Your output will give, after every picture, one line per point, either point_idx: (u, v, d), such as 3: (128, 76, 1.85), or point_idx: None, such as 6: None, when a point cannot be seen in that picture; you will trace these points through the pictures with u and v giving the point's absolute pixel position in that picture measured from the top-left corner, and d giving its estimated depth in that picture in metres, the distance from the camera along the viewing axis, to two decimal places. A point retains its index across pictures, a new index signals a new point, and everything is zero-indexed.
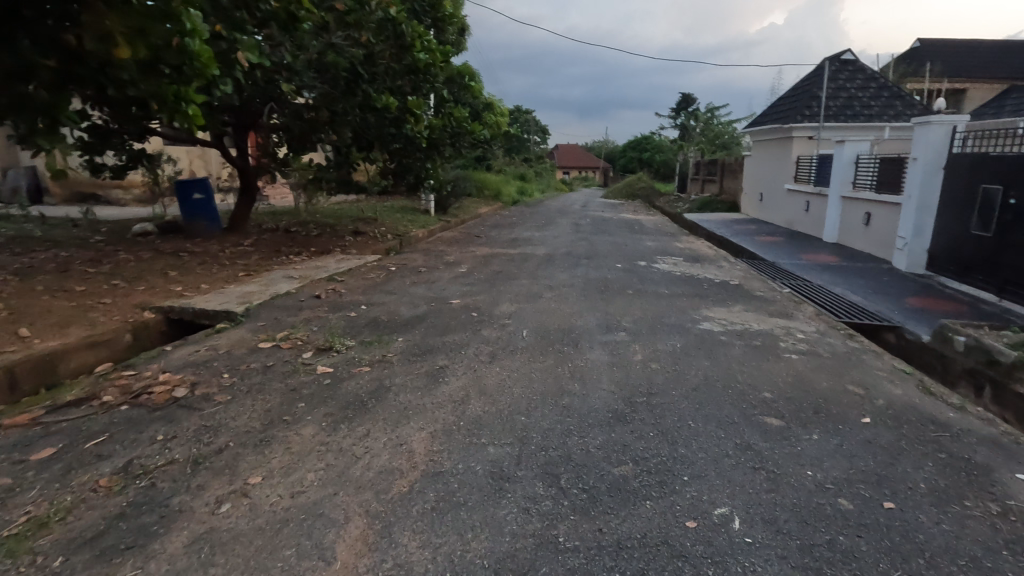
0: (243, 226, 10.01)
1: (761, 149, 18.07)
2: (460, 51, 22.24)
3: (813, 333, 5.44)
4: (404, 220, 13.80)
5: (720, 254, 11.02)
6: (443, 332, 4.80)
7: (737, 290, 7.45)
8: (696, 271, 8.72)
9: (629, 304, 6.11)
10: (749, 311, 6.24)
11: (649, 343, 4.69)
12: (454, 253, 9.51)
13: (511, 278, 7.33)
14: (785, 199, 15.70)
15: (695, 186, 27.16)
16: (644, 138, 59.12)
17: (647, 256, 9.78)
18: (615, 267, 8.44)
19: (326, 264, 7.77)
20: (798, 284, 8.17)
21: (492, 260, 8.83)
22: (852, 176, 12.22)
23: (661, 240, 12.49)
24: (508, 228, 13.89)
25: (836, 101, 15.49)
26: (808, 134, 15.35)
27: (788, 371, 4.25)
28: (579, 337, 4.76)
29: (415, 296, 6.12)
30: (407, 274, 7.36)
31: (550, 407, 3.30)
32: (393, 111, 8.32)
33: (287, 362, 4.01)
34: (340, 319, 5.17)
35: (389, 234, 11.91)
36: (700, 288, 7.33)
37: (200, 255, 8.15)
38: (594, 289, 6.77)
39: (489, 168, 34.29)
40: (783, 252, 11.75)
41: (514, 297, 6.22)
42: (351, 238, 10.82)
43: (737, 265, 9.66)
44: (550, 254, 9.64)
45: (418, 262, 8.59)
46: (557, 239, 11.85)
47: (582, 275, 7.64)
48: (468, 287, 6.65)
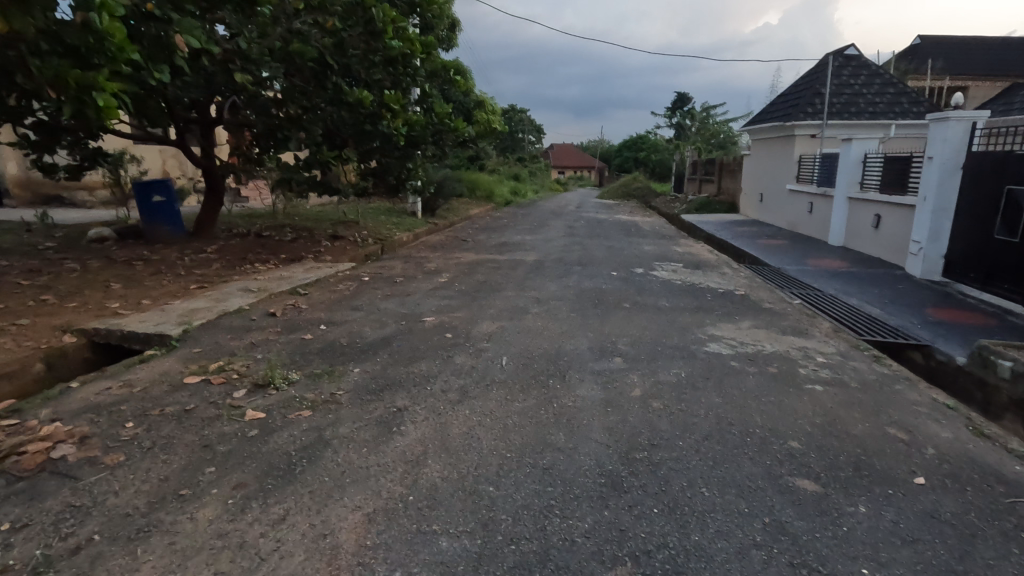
0: (209, 231, 9.31)
1: (761, 148, 17.44)
2: (450, 47, 21.57)
3: (834, 356, 4.78)
4: (388, 223, 13.09)
5: (722, 259, 10.36)
6: (409, 360, 4.10)
7: (744, 302, 6.79)
8: (698, 280, 8.05)
9: (626, 321, 5.45)
10: (760, 328, 5.58)
11: (649, 373, 4.01)
12: (436, 259, 8.81)
13: (495, 289, 6.64)
14: (788, 199, 15.07)
15: (692, 186, 26.56)
16: (639, 137, 58.56)
17: (644, 263, 9.11)
18: (609, 275, 7.77)
19: (293, 274, 7.06)
20: (808, 293, 7.52)
21: (477, 267, 8.15)
22: (860, 176, 11.59)
23: (659, 244, 11.84)
24: (498, 231, 13.21)
25: (841, 97, 14.86)
26: (811, 133, 14.71)
27: (815, 410, 3.57)
28: (567, 365, 4.08)
29: (384, 313, 5.42)
30: (380, 286, 6.67)
31: (526, 471, 2.61)
32: (367, 106, 7.67)
33: (211, 404, 3.30)
34: (291, 343, 4.46)
35: (371, 238, 11.21)
36: (704, 300, 6.67)
37: (155, 264, 7.43)
38: (586, 303, 6.11)
39: (482, 168, 33.64)
40: (787, 256, 11.13)
41: (497, 313, 5.54)
42: (328, 243, 10.13)
43: (741, 272, 9.02)
44: (540, 260, 8.96)
45: (396, 270, 7.90)
46: (549, 243, 11.17)
47: (574, 285, 6.97)
48: (446, 301, 5.97)
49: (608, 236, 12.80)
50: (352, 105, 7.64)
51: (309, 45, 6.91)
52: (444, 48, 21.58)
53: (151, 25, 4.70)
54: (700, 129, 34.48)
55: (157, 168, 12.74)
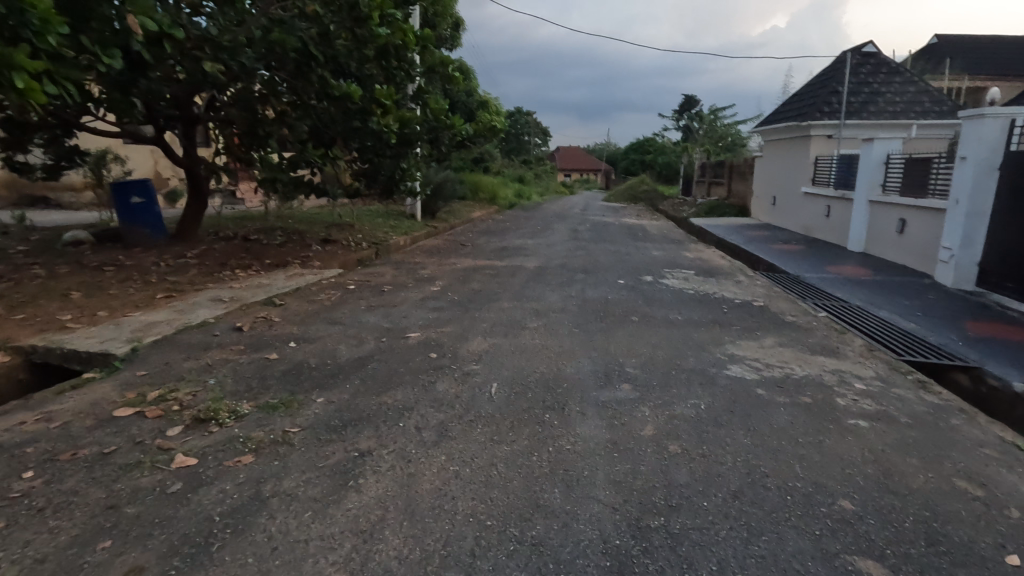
0: (192, 234, 8.81)
1: (774, 150, 16.79)
2: (453, 46, 21.10)
3: (874, 381, 4.18)
4: (385, 227, 12.57)
5: (736, 266, 9.75)
6: (382, 387, 3.54)
7: (764, 315, 6.17)
8: (712, 289, 7.46)
9: (637, 338, 4.85)
10: (786, 346, 4.97)
11: (662, 405, 3.43)
12: (431, 265, 8.27)
13: (490, 299, 6.08)
14: (802, 203, 14.42)
15: (701, 188, 25.93)
16: (646, 140, 57.92)
17: (653, 270, 8.52)
18: (617, 284, 7.19)
19: (273, 282, 6.53)
20: (833, 305, 6.90)
21: (473, 275, 7.60)
22: (883, 178, 10.92)
23: (668, 249, 11.23)
24: (499, 235, 12.66)
25: (859, 96, 14.21)
26: (828, 133, 14.05)
27: (864, 455, 2.96)
28: (566, 395, 3.50)
29: (364, 328, 4.85)
30: (366, 295, 6.13)
31: (509, 549, 2.03)
32: (356, 100, 7.16)
33: (137, 446, 2.75)
34: (251, 364, 3.91)
35: (364, 242, 10.69)
36: (720, 313, 6.07)
37: (128, 270, 6.93)
38: (591, 315, 5.54)
39: (486, 170, 33.18)
40: (804, 262, 10.50)
41: (490, 327, 4.97)
42: (319, 247, 9.62)
43: (758, 280, 8.43)
44: (542, 266, 8.40)
45: (386, 276, 7.36)
46: (551, 247, 10.61)
47: (577, 296, 6.40)
48: (435, 314, 5.40)
49: (615, 241, 12.21)
50: (340, 99, 7.13)
51: (292, 34, 6.39)
52: (447, 47, 21.09)
53: (102, 5, 4.19)
54: (709, 132, 33.85)
55: (151, 166, 12.26)
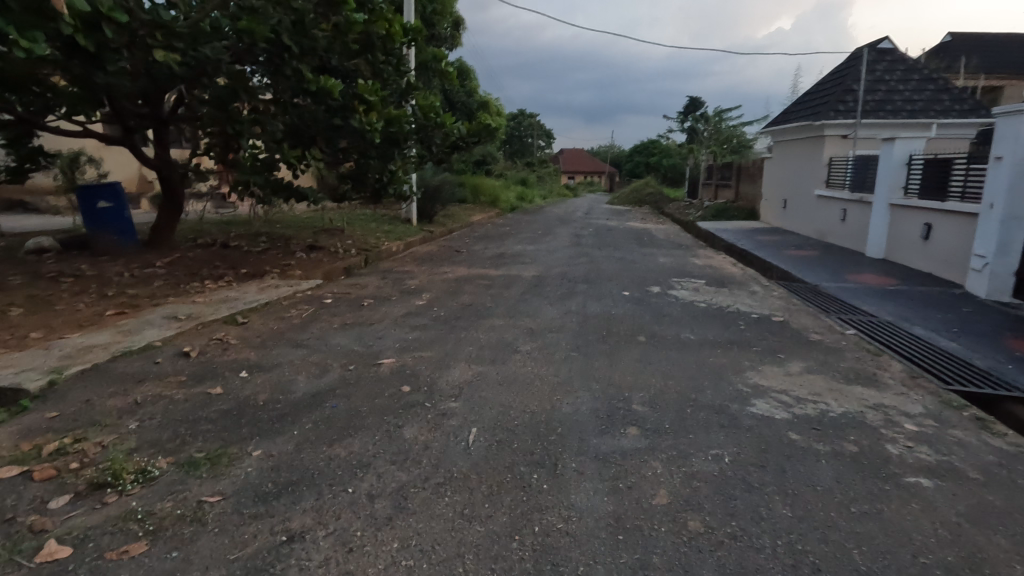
0: (167, 241, 8.24)
1: (785, 151, 16.12)
2: (453, 46, 20.56)
3: (927, 420, 3.52)
4: (377, 232, 11.98)
5: (749, 275, 9.10)
6: (337, 434, 2.93)
7: (787, 333, 5.53)
8: (725, 301, 6.82)
9: (644, 364, 4.23)
10: (817, 373, 4.32)
11: (676, 459, 2.80)
12: (420, 275, 7.65)
13: (480, 315, 5.46)
14: (816, 206, 13.76)
15: (707, 191, 25.26)
16: (651, 142, 57.27)
17: (661, 280, 7.89)
18: (621, 297, 6.56)
19: (242, 296, 5.93)
20: (861, 320, 6.24)
21: (464, 286, 6.99)
22: (905, 180, 10.25)
23: (676, 256, 10.60)
24: (496, 240, 12.03)
25: (875, 94, 13.54)
26: (843, 133, 13.38)
27: (937, 534, 2.31)
28: (560, 446, 2.87)
29: (332, 352, 4.24)
30: (343, 311, 5.53)
31: None
32: (336, 96, 6.58)
33: (3, 526, 2.13)
34: (187, 401, 3.30)
35: (353, 248, 10.11)
36: (737, 331, 5.43)
37: (86, 282, 6.35)
38: (593, 335, 4.92)
39: (488, 173, 32.66)
40: (821, 270, 9.85)
41: (477, 351, 4.36)
42: (303, 254, 9.03)
43: (775, 291, 7.78)
44: (540, 276, 7.77)
45: (369, 287, 6.76)
46: (552, 254, 9.98)
47: (578, 310, 5.77)
48: (417, 334, 4.79)
49: (620, 247, 11.59)
50: (318, 96, 6.54)
51: (263, 23, 5.81)
52: (447, 47, 20.54)
53: None
54: (715, 133, 33.17)
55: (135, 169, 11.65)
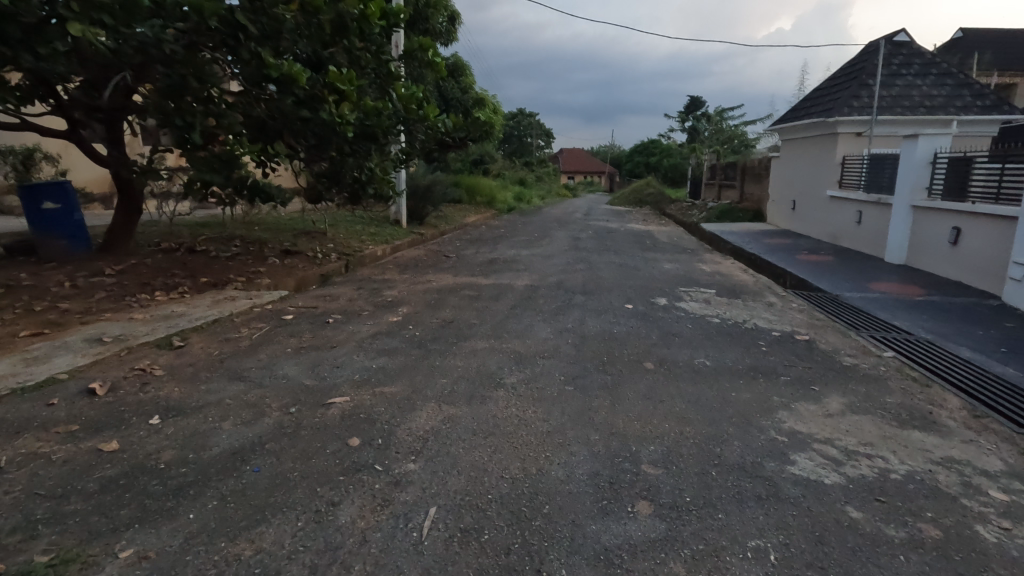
0: (123, 246, 7.49)
1: (793, 150, 15.37)
2: (450, 41, 19.82)
3: (1014, 484, 2.78)
4: (362, 235, 11.25)
5: (762, 283, 8.36)
6: (250, 520, 2.18)
7: (815, 357, 4.79)
8: (739, 316, 6.09)
9: (653, 402, 3.48)
10: (861, 412, 3.58)
11: (705, 559, 2.06)
12: (401, 285, 6.92)
13: (461, 335, 4.72)
14: (828, 208, 13.01)
15: (710, 192, 24.53)
16: (651, 142, 56.55)
17: (667, 289, 7.15)
18: (623, 312, 5.83)
19: (190, 311, 5.18)
20: (896, 338, 5.50)
21: (448, 297, 6.25)
22: (930, 181, 9.52)
23: (681, 262, 9.86)
24: (489, 244, 11.30)
25: (892, 90, 12.80)
26: (857, 130, 12.64)
27: None
28: (545, 539, 2.11)
29: (275, 387, 3.50)
30: (302, 329, 4.79)
31: None
32: (304, 84, 5.82)
33: None
34: (66, 463, 2.55)
35: (332, 253, 9.38)
36: (758, 354, 4.70)
37: (17, 293, 5.59)
38: (591, 362, 4.18)
39: (485, 172, 31.94)
40: (839, 278, 9.10)
41: (450, 384, 3.61)
42: (275, 261, 8.29)
43: (793, 302, 7.04)
44: (533, 285, 7.04)
45: (340, 299, 6.02)
46: (548, 260, 9.25)
47: (574, 329, 5.03)
48: (383, 360, 4.05)
49: (621, 251, 10.85)
50: (284, 84, 5.80)
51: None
52: (442, 42, 19.78)
53: None
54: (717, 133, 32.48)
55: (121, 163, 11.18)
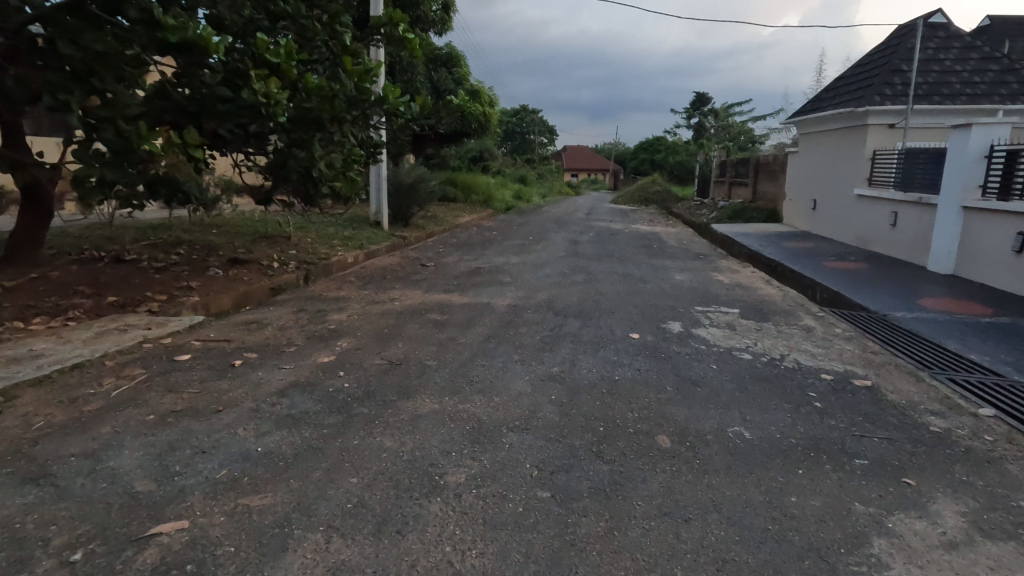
0: (28, 254, 6.25)
1: (813, 144, 14.01)
2: (444, 29, 18.50)
3: None
4: (333, 239, 10.00)
5: (790, 299, 7.08)
6: None
7: (889, 419, 3.49)
8: (773, 349, 4.82)
9: (671, 525, 2.21)
10: (997, 539, 2.28)
11: None
12: (354, 304, 5.66)
13: (403, 387, 3.45)
14: (856, 208, 11.67)
15: (720, 190, 23.18)
16: (657, 139, 55.15)
17: (680, 311, 5.87)
18: (628, 346, 4.54)
19: (56, 346, 3.94)
20: (985, 382, 4.20)
21: (407, 323, 5.00)
22: (985, 178, 8.18)
23: (694, 271, 8.58)
24: (476, 249, 10.05)
25: (928, 77, 11.46)
26: (890, 122, 11.26)
27: None
28: None
29: (78, 500, 2.23)
30: (193, 377, 3.55)
31: None
32: (221, 55, 4.56)
33: None
34: None
35: (290, 261, 8.13)
36: (812, 416, 3.41)
37: None
38: (579, 438, 2.90)
39: (485, 170, 30.68)
40: (879, 290, 7.80)
41: (358, 492, 2.34)
42: (216, 272, 7.04)
43: (835, 327, 5.74)
44: (517, 304, 5.80)
45: (270, 325, 4.78)
46: (539, 269, 7.98)
47: (560, 375, 3.77)
48: (275, 437, 2.78)
49: (624, 257, 9.57)
50: (193, 54, 4.54)
51: None
52: (436, 30, 18.44)
53: None
54: (725, 129, 31.11)
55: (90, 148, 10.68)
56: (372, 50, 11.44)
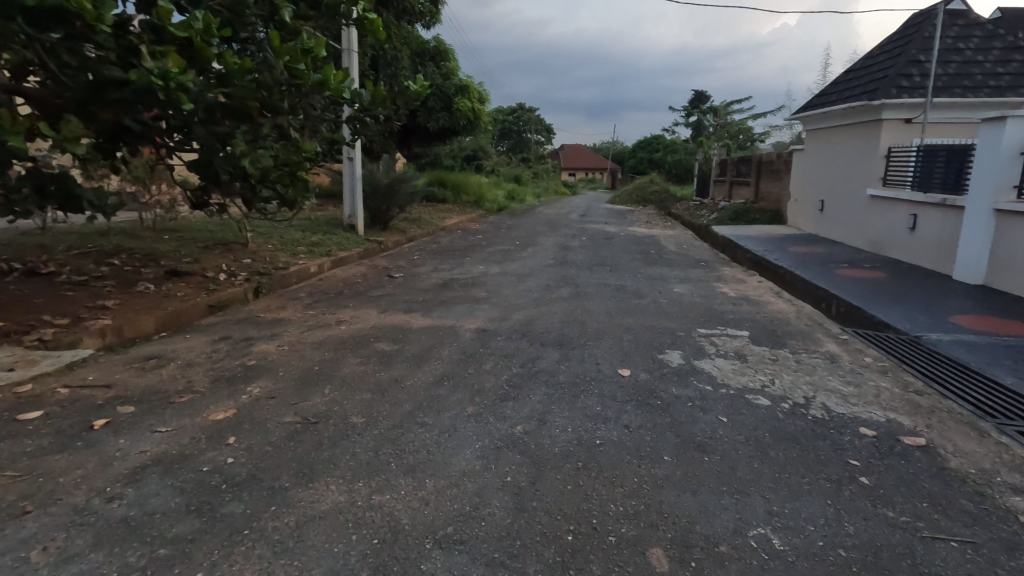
0: None
1: (820, 141, 13.11)
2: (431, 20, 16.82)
3: None
4: (297, 245, 9.08)
5: (806, 316, 6.18)
6: None
7: (963, 505, 2.58)
8: (795, 388, 3.91)
9: None
10: None
11: None
12: (290, 330, 4.73)
13: (304, 466, 2.53)
14: (869, 209, 10.77)
15: (720, 190, 22.28)
16: (655, 138, 54.25)
17: (680, 336, 4.95)
18: (615, 390, 3.63)
19: None
20: None
21: (347, 358, 4.08)
22: (1021, 178, 7.28)
23: (695, 283, 7.67)
24: (456, 256, 9.13)
25: (948, 68, 10.56)
26: (907, 116, 10.35)
27: None
28: None
29: None
30: (25, 451, 2.62)
31: None
32: (108, 28, 3.63)
33: None
34: None
35: (240, 273, 7.20)
36: (860, 503, 2.50)
37: None
38: (534, 560, 1.99)
39: (478, 170, 29.79)
40: (905, 304, 6.89)
41: None
42: (145, 287, 6.11)
43: (864, 355, 4.83)
44: (486, 328, 4.88)
45: (175, 362, 3.86)
46: (521, 281, 7.07)
47: (523, 442, 2.85)
48: (81, 567, 1.87)
49: (618, 266, 8.65)
50: (73, 26, 3.63)
51: None
52: (424, 22, 16.81)
53: None
54: (725, 128, 30.19)
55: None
56: (344, 39, 10.48)
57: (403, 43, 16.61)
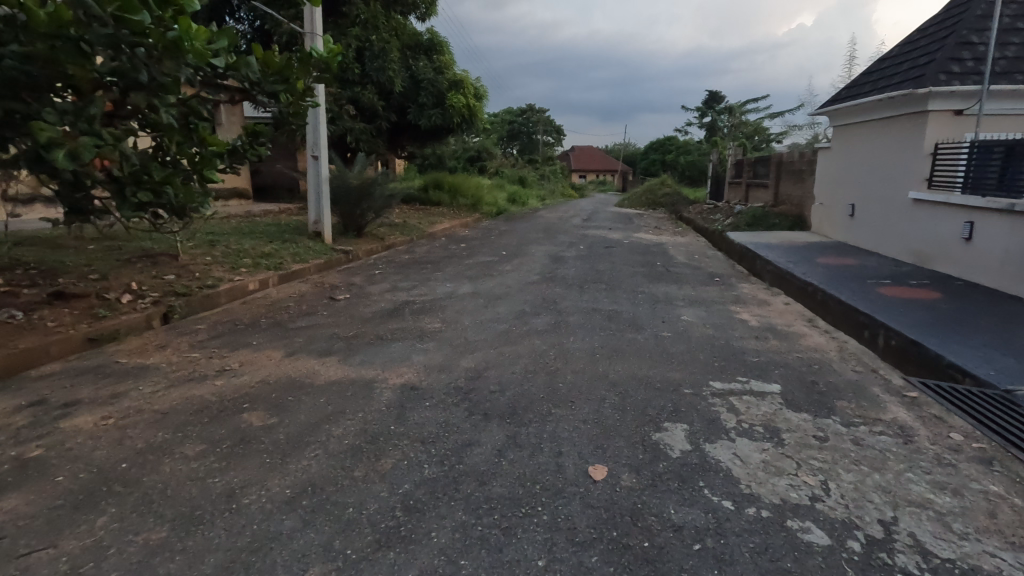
0: None
1: (851, 138, 11.60)
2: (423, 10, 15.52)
3: None
4: (243, 256, 7.83)
5: (852, 359, 4.74)
6: None
7: None
8: (859, 501, 2.52)
9: None
10: None
11: None
12: (145, 385, 3.43)
13: None
14: (912, 215, 9.25)
15: (736, 192, 20.71)
16: (667, 140, 52.62)
17: (686, 397, 3.55)
18: (573, 518, 2.24)
19: None
20: None
21: (188, 441, 2.75)
22: None
23: (708, 306, 6.27)
24: (426, 270, 7.80)
25: (1007, 51, 9.04)
26: (957, 107, 8.84)
27: None
28: None
29: None
30: None
31: None
32: None
33: None
34: None
35: (152, 293, 5.92)
36: None
37: None
38: None
39: (480, 171, 28.53)
40: (977, 337, 5.42)
41: None
42: (11, 314, 4.85)
43: (949, 429, 3.38)
44: (415, 385, 3.53)
45: None
46: (489, 306, 5.71)
47: None
48: None
49: (615, 283, 7.26)
50: None
51: None
52: (416, 12, 15.53)
53: None
54: (740, 128, 28.63)
55: None
56: (307, 22, 9.23)
57: (392, 34, 15.35)
